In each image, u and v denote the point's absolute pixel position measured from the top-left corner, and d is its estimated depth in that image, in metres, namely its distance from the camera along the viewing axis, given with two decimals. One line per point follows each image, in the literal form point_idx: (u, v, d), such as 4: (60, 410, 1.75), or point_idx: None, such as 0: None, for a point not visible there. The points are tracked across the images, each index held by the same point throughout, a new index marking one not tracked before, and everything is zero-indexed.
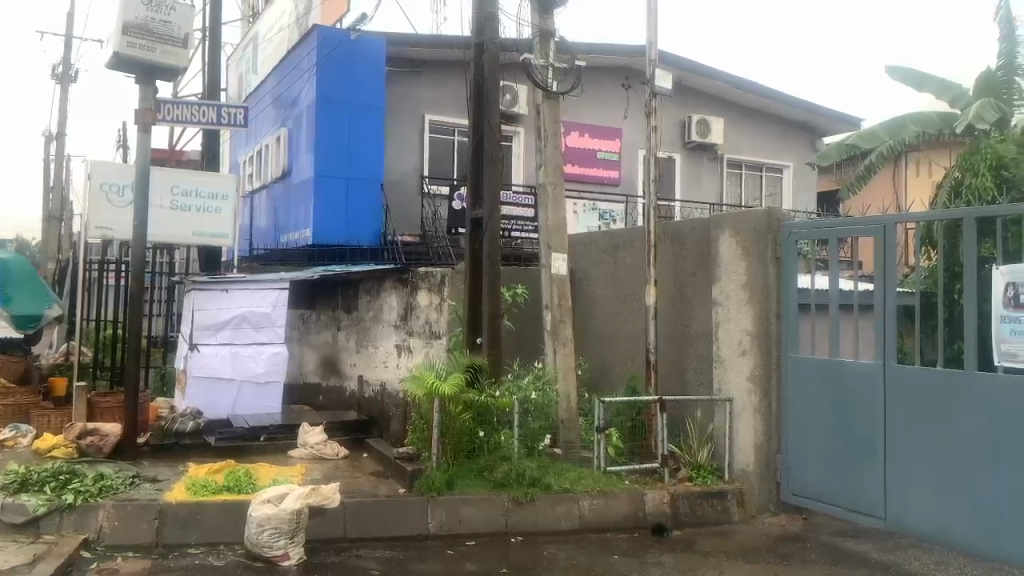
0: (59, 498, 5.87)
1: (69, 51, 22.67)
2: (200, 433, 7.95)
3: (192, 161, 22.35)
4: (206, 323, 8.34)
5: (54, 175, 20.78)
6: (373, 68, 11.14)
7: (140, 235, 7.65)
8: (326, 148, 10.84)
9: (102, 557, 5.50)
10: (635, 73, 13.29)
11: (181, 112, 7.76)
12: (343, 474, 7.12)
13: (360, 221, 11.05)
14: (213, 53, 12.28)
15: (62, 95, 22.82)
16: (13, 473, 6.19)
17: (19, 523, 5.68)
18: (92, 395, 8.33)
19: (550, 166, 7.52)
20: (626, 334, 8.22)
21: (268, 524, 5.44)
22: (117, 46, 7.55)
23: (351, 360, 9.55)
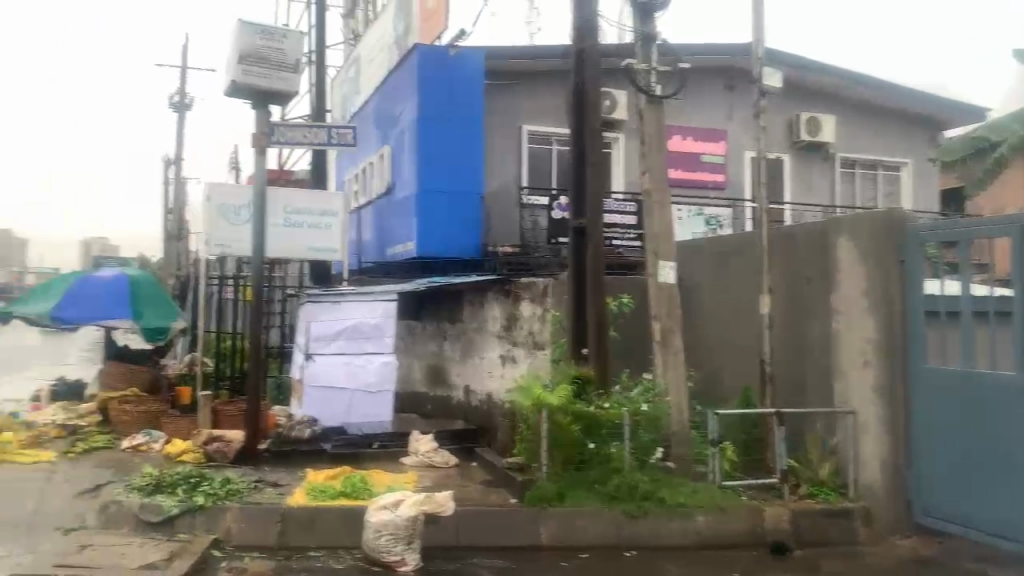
0: (191, 500, 6.16)
1: (185, 79, 24.13)
2: (316, 441, 8.22)
3: (300, 180, 23.21)
4: (320, 334, 8.56)
5: (175, 197, 22.02)
6: (471, 82, 11.30)
7: (258, 251, 7.99)
8: (431, 165, 11.03)
9: (231, 557, 5.73)
10: (739, 73, 12.98)
11: (293, 134, 8.09)
12: (452, 482, 7.18)
13: (463, 235, 11.18)
14: (319, 75, 12.74)
15: (179, 121, 24.29)
16: (148, 476, 6.55)
17: (154, 522, 5.99)
18: (216, 404, 8.75)
19: (654, 171, 7.40)
20: (738, 345, 7.96)
21: (384, 529, 5.55)
22: (234, 75, 7.97)
23: (456, 369, 9.67)
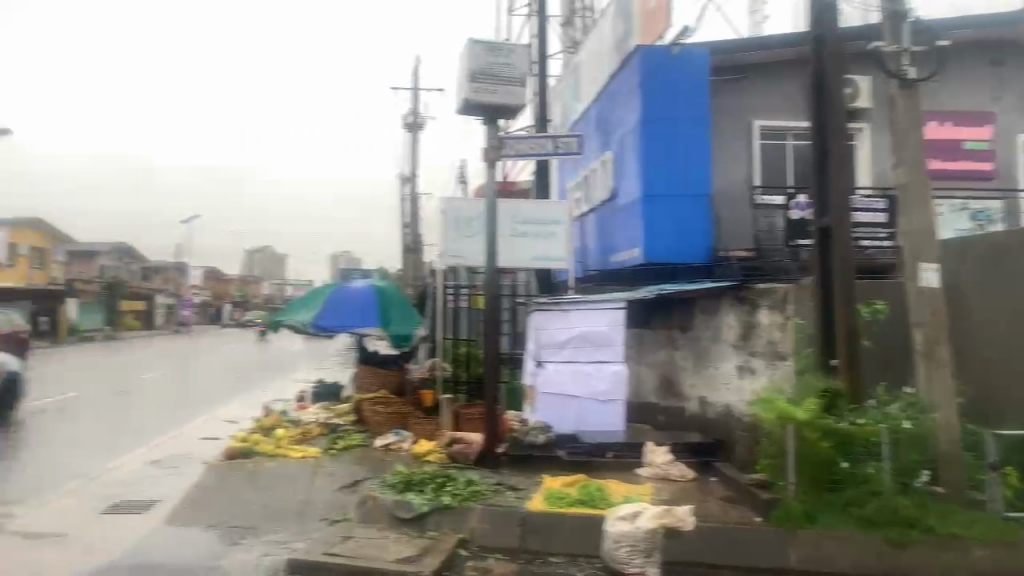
0: (439, 500, 6.49)
1: (417, 101, 25.84)
2: (550, 446, 8.30)
3: (524, 191, 23.95)
4: (551, 341, 8.71)
5: (410, 212, 23.63)
6: (694, 80, 10.97)
7: (491, 262, 8.24)
8: (656, 170, 10.82)
9: (476, 557, 5.95)
10: (1007, 47, 11.49)
11: (522, 146, 8.28)
12: (691, 497, 6.95)
13: (692, 240, 10.88)
14: (542, 87, 13.00)
15: (412, 141, 26.05)
16: (399, 474, 6.98)
17: (405, 518, 6.35)
18: (456, 407, 9.12)
19: (909, 164, 6.65)
20: (1019, 357, 6.99)
21: (623, 541, 5.47)
22: (466, 93, 8.27)
23: (689, 380, 9.37)
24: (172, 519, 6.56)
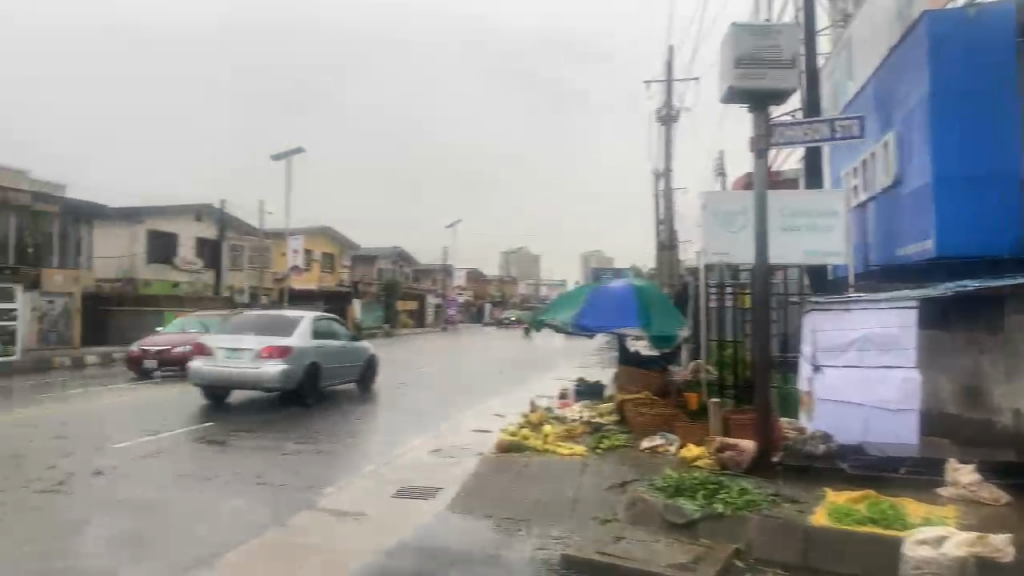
0: (711, 507, 6.27)
1: (670, 95, 25.44)
2: (833, 458, 7.69)
3: (788, 180, 22.57)
4: (827, 344, 8.03)
5: (666, 209, 23.29)
6: (998, 42, 9.49)
7: (762, 259, 7.62)
8: (951, 149, 9.49)
9: (754, 570, 5.65)
10: None
11: (795, 133, 7.77)
12: (1009, 524, 6.04)
13: (999, 226, 9.38)
14: (809, 70, 12.10)
15: (666, 135, 25.70)
16: (668, 478, 6.85)
17: (678, 523, 6.20)
18: (726, 411, 8.74)
19: None
20: None
21: (927, 568, 4.89)
22: (731, 81, 7.76)
23: (1000, 389, 8.06)
24: (454, 507, 6.99)
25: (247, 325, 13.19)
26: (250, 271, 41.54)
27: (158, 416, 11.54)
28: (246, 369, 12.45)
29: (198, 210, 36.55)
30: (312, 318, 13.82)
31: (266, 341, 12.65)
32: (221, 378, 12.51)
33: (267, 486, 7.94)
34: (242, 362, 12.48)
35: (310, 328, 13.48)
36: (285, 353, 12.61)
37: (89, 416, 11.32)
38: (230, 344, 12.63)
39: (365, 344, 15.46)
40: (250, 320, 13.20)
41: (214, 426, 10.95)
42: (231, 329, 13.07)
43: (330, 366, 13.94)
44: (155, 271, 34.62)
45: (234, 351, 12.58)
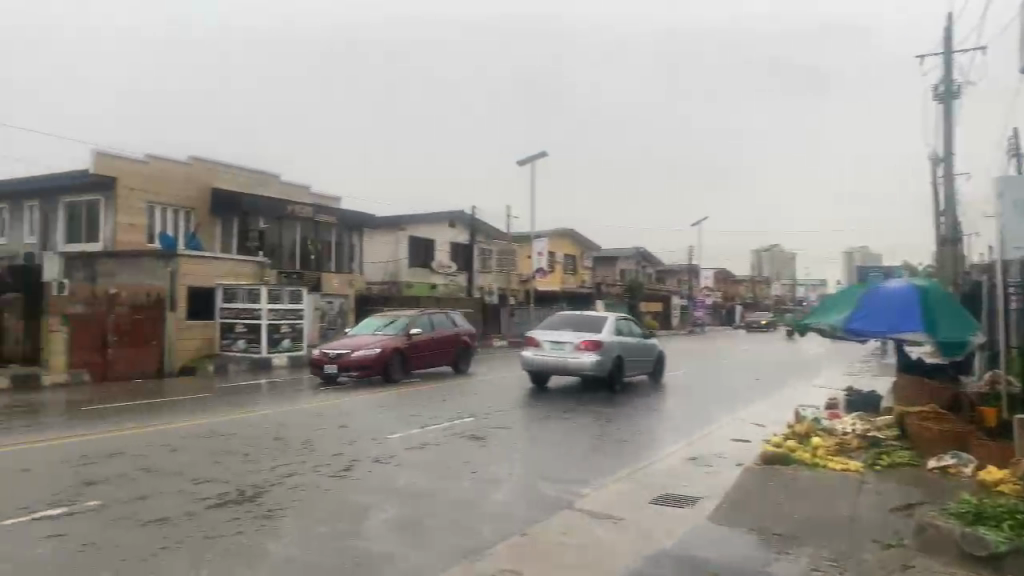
0: (1022, 540, 5.41)
1: (950, 67, 22.73)
2: None
3: None
4: None
5: (946, 195, 20.85)
6: None
7: None
8: None
9: None
10: None
11: None
12: None
13: None
14: None
15: (946, 113, 23.02)
16: (964, 503, 6.03)
17: (979, 555, 5.40)
18: None
19: None
20: None
21: None
22: None
23: None
24: (715, 518, 6.71)
25: (562, 323, 15.40)
26: (499, 273, 43.58)
27: (425, 410, 12.45)
28: (566, 359, 14.59)
29: (451, 216, 39.00)
30: (617, 317, 15.76)
31: (582, 336, 14.72)
32: (548, 366, 14.80)
33: (527, 483, 8.19)
34: (565, 353, 14.65)
35: (614, 326, 15.31)
36: (598, 347, 14.59)
37: (367, 407, 12.49)
38: (553, 338, 14.92)
39: (658, 344, 17.08)
40: (564, 318, 15.36)
41: (474, 421, 11.57)
42: (550, 326, 15.38)
43: (632, 361, 15.69)
44: (415, 274, 37.56)
45: (556, 344, 14.81)
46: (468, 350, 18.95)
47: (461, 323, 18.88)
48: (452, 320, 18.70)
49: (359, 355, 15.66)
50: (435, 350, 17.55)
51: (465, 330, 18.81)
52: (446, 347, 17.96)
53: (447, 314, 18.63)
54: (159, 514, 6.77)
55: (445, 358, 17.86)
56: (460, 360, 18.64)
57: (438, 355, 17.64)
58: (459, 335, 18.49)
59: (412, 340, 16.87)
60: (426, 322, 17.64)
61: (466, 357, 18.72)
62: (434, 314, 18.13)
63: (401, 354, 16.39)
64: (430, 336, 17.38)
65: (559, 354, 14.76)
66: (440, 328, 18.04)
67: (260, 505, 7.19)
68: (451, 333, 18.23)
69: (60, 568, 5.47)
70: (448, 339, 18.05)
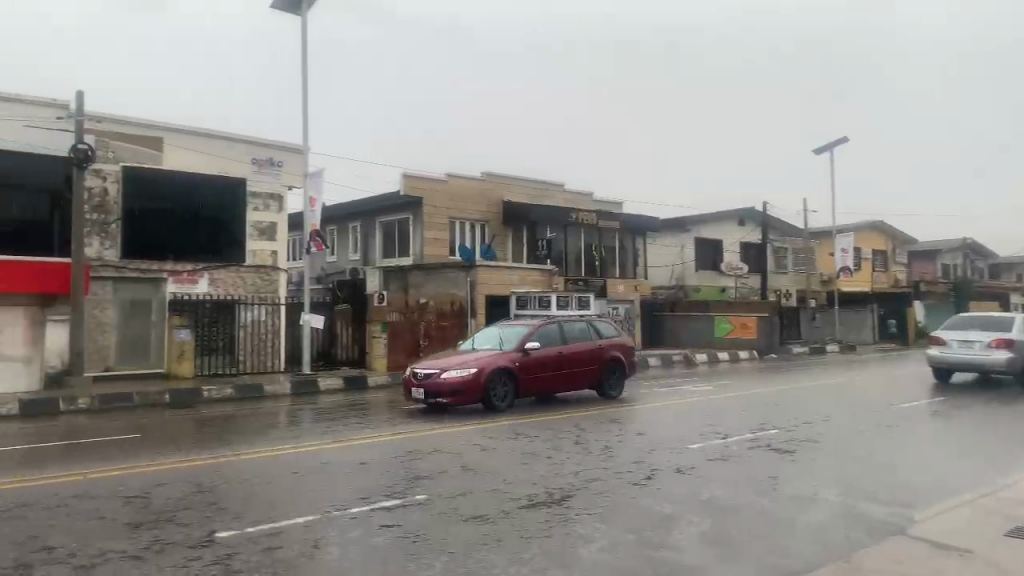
0: None
1: None
2: None
3: None
4: None
5: None
6: None
7: None
8: None
9: None
10: None
11: None
12: None
13: None
14: None
15: None
16: None
17: None
18: None
19: None
20: None
21: None
22: None
23: None
24: None
25: (971, 323, 16.19)
26: (792, 273, 41.20)
27: (723, 420, 12.00)
28: (977, 356, 15.42)
29: (742, 215, 37.97)
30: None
31: (995, 334, 15.41)
32: (956, 362, 15.76)
33: (846, 502, 7.48)
34: (974, 350, 15.49)
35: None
36: (1012, 345, 15.18)
37: (661, 416, 12.35)
38: (962, 337, 15.82)
39: None
40: (971, 319, 16.18)
41: (778, 433, 10.91)
42: (957, 326, 16.26)
43: None
44: (703, 278, 36.91)
45: (965, 342, 15.69)
46: (613, 369, 14.90)
47: (602, 336, 14.89)
48: (589, 332, 14.77)
49: (448, 376, 12.39)
50: (558, 371, 13.80)
51: (609, 345, 14.78)
52: (577, 365, 14.06)
53: (581, 325, 14.72)
54: (478, 512, 7.17)
55: (574, 380, 13.99)
56: (600, 382, 14.62)
57: (564, 377, 13.85)
58: (596, 351, 14.54)
59: (525, 357, 13.30)
60: (546, 334, 13.91)
61: (604, 379, 14.68)
62: (562, 325, 14.30)
63: (505, 374, 12.92)
64: (547, 353, 13.66)
65: (969, 352, 15.62)
66: (567, 343, 14.17)
67: (568, 508, 7.33)
68: (583, 348, 14.30)
69: (399, 555, 5.98)
70: (580, 356, 14.18)
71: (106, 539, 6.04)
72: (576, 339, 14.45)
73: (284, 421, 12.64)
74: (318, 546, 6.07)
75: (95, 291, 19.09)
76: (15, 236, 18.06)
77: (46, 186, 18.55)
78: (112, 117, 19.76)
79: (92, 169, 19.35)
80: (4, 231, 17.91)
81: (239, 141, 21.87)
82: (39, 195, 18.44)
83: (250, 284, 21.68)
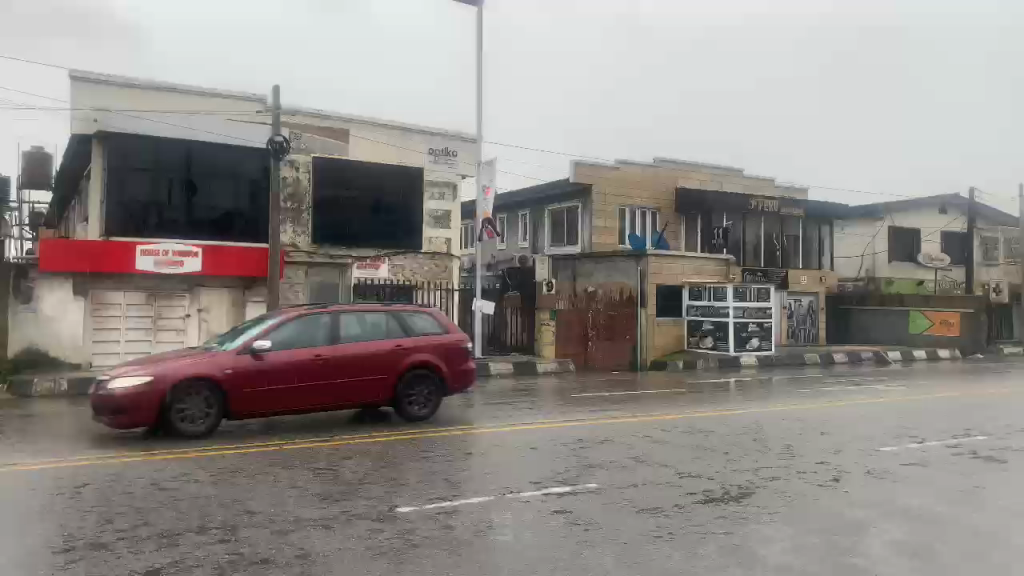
0: None
1: None
2: None
3: None
4: None
5: None
6: None
7: None
8: None
9: None
10: None
11: None
12: None
13: None
14: None
15: None
16: None
17: None
18: None
19: None
20: None
21: None
22: None
23: None
24: None
25: None
26: (1003, 266, 37.25)
27: (921, 423, 11.02)
28: None
29: (944, 202, 34.92)
30: None
31: None
32: None
33: None
34: None
35: None
36: None
37: (850, 415, 11.54)
38: None
39: None
40: None
41: (987, 439, 9.85)
42: None
43: None
44: (897, 270, 34.22)
45: None
46: (419, 379, 10.78)
47: (408, 334, 10.79)
48: (388, 326, 10.73)
49: (110, 388, 8.97)
50: (315, 381, 9.94)
51: (412, 346, 10.68)
52: (336, 374, 10.08)
53: (367, 317, 10.63)
54: (651, 504, 6.99)
55: (331, 395, 10.05)
56: (388, 398, 10.53)
57: (315, 390, 9.94)
58: (385, 354, 10.46)
59: (251, 362, 9.58)
60: (301, 328, 10.11)
61: (399, 391, 10.59)
62: (337, 313, 10.41)
63: (206, 388, 9.31)
64: (289, 357, 9.81)
65: None
66: (337, 339, 10.29)
67: (747, 506, 6.97)
68: (363, 350, 10.33)
69: (571, 542, 5.91)
70: (350, 361, 10.17)
71: (299, 506, 6.43)
72: (354, 336, 10.43)
73: (456, 403, 13.01)
74: (492, 527, 6.15)
75: (290, 276, 20.54)
76: (220, 221, 19.80)
77: (247, 175, 20.18)
78: (304, 110, 21.09)
79: (287, 160, 20.80)
80: (211, 218, 19.67)
81: (417, 130, 22.66)
82: (240, 183, 20.08)
83: (425, 273, 22.61)
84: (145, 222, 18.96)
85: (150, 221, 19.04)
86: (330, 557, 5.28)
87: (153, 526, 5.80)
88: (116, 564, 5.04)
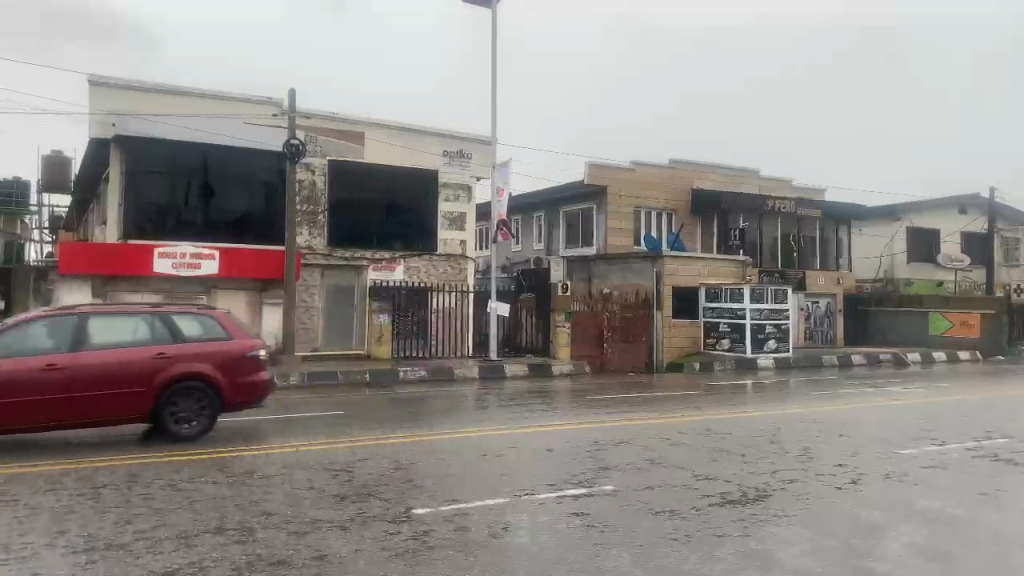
0: None
1: None
2: None
3: None
4: None
5: None
6: None
7: None
8: None
9: None
10: None
11: None
12: None
13: None
14: None
15: None
16: None
17: None
18: None
19: None
20: None
21: None
22: None
23: None
24: None
25: None
26: None
27: (941, 426, 10.91)
28: None
29: (963, 201, 34.59)
30: None
31: None
32: None
33: None
34: None
35: None
36: None
37: (869, 418, 11.43)
38: None
39: None
40: None
41: (1008, 442, 9.72)
42: None
43: None
44: (917, 271, 33.92)
45: None
46: (185, 392, 9.13)
47: (176, 339, 9.15)
48: (152, 331, 9.08)
49: None
50: (54, 395, 8.32)
51: (176, 354, 9.01)
52: (75, 391, 8.42)
53: (131, 320, 9.02)
54: (668, 506, 6.95)
55: (63, 413, 8.40)
56: (148, 416, 8.89)
57: (44, 408, 8.29)
58: (142, 363, 8.80)
59: None
60: (46, 332, 8.49)
61: (160, 408, 8.96)
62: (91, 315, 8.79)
63: None
64: (17, 365, 8.18)
65: None
66: (89, 344, 8.65)
67: (765, 509, 6.91)
68: (114, 357, 8.68)
69: (588, 544, 5.88)
70: (94, 373, 8.51)
71: (315, 508, 6.44)
72: (110, 341, 8.80)
73: (472, 405, 12.99)
74: (508, 529, 6.13)
75: (307, 278, 20.58)
76: (237, 223, 19.92)
77: (263, 178, 20.29)
78: (320, 113, 21.20)
79: (303, 163, 20.89)
80: (228, 220, 19.80)
81: (432, 132, 22.72)
82: (257, 186, 20.18)
83: (440, 274, 22.85)
84: (162, 225, 19.11)
85: (167, 224, 19.19)
86: (346, 558, 5.29)
87: (172, 527, 5.83)
88: (135, 564, 5.07)
